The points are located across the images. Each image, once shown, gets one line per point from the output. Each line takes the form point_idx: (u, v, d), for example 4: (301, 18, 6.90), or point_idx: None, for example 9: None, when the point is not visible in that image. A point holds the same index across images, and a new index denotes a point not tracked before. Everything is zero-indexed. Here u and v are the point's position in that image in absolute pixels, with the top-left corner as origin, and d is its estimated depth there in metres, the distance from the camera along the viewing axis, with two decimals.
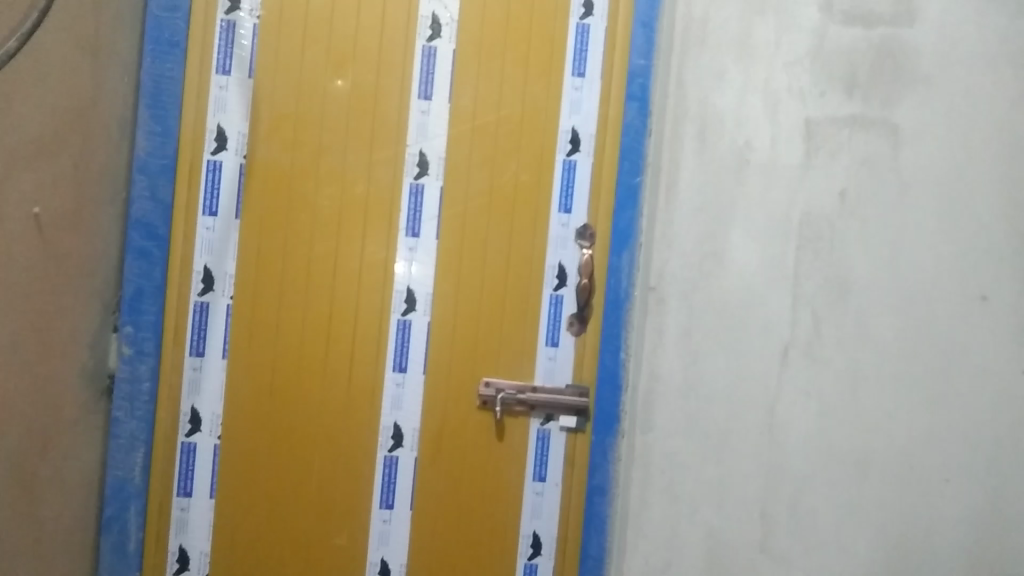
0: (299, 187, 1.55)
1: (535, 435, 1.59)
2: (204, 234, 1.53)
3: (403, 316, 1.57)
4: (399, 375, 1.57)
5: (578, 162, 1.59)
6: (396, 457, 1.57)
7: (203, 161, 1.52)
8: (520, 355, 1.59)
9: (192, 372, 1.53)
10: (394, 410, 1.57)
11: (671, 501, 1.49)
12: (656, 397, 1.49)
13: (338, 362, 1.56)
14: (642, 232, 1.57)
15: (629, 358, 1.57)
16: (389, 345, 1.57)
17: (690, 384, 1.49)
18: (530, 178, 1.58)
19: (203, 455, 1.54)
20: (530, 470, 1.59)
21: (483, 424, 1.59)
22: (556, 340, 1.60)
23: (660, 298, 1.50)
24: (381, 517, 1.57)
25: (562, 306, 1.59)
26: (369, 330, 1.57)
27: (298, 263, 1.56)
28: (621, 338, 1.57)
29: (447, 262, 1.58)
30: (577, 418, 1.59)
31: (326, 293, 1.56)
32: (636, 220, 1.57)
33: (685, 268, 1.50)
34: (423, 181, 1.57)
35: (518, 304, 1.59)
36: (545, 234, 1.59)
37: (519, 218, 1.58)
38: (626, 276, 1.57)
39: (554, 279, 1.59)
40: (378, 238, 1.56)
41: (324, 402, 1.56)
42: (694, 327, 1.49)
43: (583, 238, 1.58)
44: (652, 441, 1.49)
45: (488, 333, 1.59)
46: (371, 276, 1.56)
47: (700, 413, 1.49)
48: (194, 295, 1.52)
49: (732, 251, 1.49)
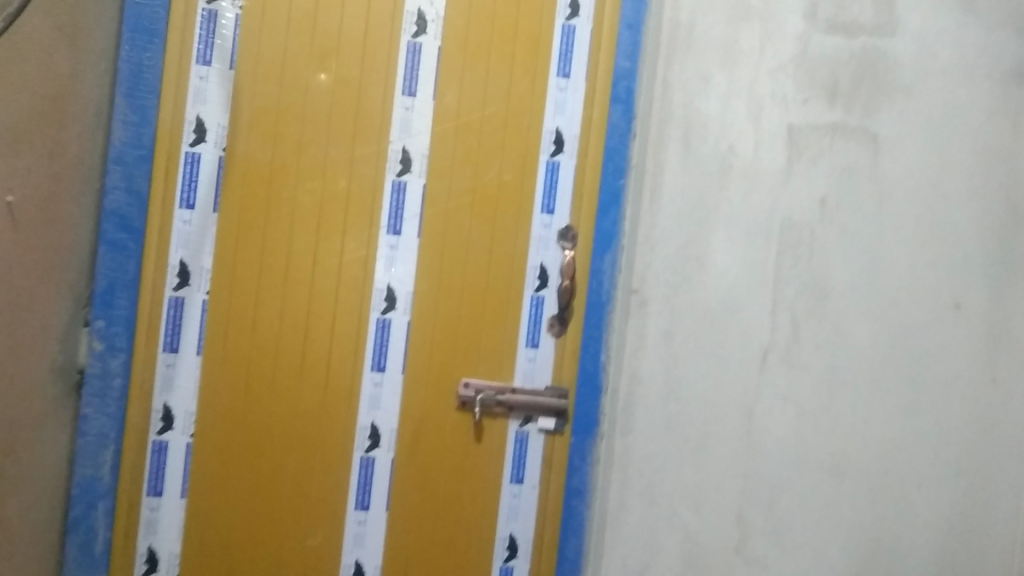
0: (280, 182, 1.53)
1: (513, 436, 1.58)
2: (181, 227, 1.49)
3: (383, 315, 1.55)
4: (377, 375, 1.55)
5: (561, 163, 1.58)
6: (372, 457, 1.55)
7: (181, 153, 1.49)
8: (500, 356, 1.58)
9: (165, 369, 1.49)
10: (372, 410, 1.55)
11: (650, 505, 1.48)
12: (636, 400, 1.49)
13: (316, 360, 1.54)
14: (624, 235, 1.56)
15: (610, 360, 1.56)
16: (368, 343, 1.55)
17: (670, 388, 1.49)
18: (513, 178, 1.57)
19: (175, 453, 1.50)
20: (508, 471, 1.58)
21: (461, 425, 1.57)
22: (536, 341, 1.58)
23: (642, 301, 1.50)
24: (356, 518, 1.55)
25: (543, 308, 1.58)
26: (349, 328, 1.55)
27: (277, 259, 1.53)
28: (602, 340, 1.57)
29: (428, 261, 1.56)
30: (556, 420, 1.57)
31: (305, 290, 1.54)
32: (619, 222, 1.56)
33: (667, 271, 1.50)
34: (406, 179, 1.55)
35: (499, 305, 1.58)
36: (527, 235, 1.58)
37: (501, 218, 1.57)
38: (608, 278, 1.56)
39: (536, 280, 1.58)
40: (359, 236, 1.54)
41: (301, 401, 1.54)
42: (675, 331, 1.49)
43: (566, 239, 1.58)
44: (631, 444, 1.49)
45: (468, 333, 1.57)
46: (351, 274, 1.54)
47: (680, 417, 1.49)
48: (169, 290, 1.49)
49: (714, 255, 1.49)
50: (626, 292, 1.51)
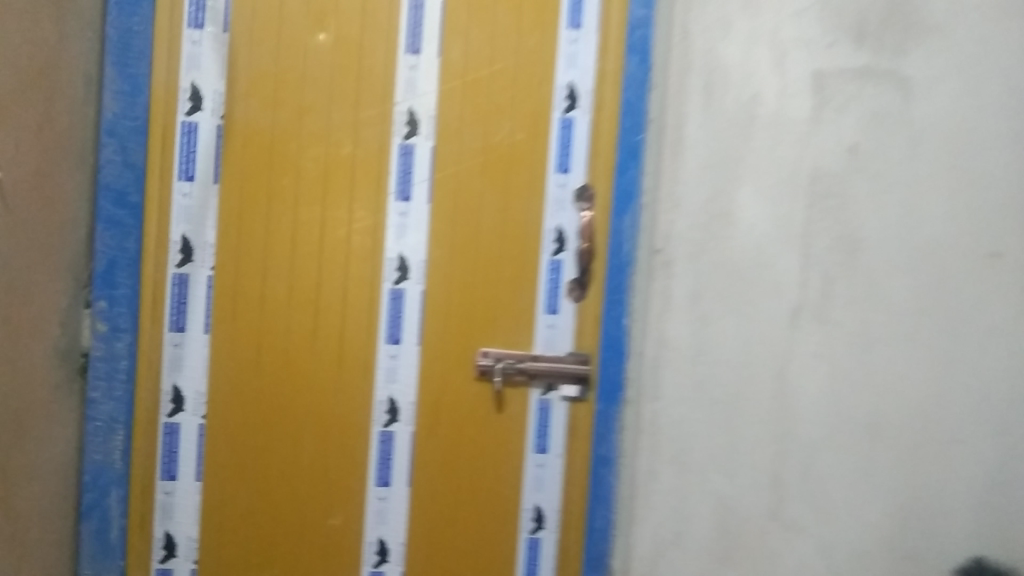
0: (282, 149, 1.45)
1: (534, 406, 1.54)
2: (181, 201, 1.42)
3: (395, 285, 1.49)
4: (393, 347, 1.50)
5: (576, 119, 1.51)
6: (392, 432, 1.50)
7: (177, 123, 1.42)
8: (518, 323, 1.53)
9: (172, 348, 1.43)
10: (388, 383, 1.50)
11: (681, 470, 1.44)
12: (664, 363, 1.45)
13: (329, 335, 1.49)
14: (645, 192, 1.49)
15: (635, 325, 1.50)
16: (382, 315, 1.49)
17: (699, 350, 1.43)
18: (526, 137, 1.50)
19: (187, 436, 1.45)
20: (531, 441, 1.54)
21: (482, 396, 1.52)
22: (555, 307, 1.53)
23: (666, 261, 1.45)
24: (378, 495, 1.51)
25: (561, 272, 1.53)
26: (361, 300, 1.49)
27: (283, 230, 1.46)
28: (625, 303, 1.50)
29: (441, 227, 1.50)
30: (579, 387, 1.52)
31: (313, 263, 1.48)
32: (638, 180, 1.49)
33: (692, 229, 1.43)
34: (413, 141, 1.48)
35: (516, 271, 1.52)
36: (542, 196, 1.51)
37: (514, 180, 1.51)
38: (630, 239, 1.49)
39: (553, 243, 1.52)
40: (368, 203, 1.48)
41: (315, 376, 1.49)
42: (703, 291, 1.43)
43: (582, 199, 1.51)
44: (660, 408, 1.45)
45: (485, 301, 1.52)
46: (360, 244, 1.48)
47: (709, 378, 1.43)
48: (173, 267, 1.43)
49: (741, 210, 1.42)
50: (650, 252, 1.47)
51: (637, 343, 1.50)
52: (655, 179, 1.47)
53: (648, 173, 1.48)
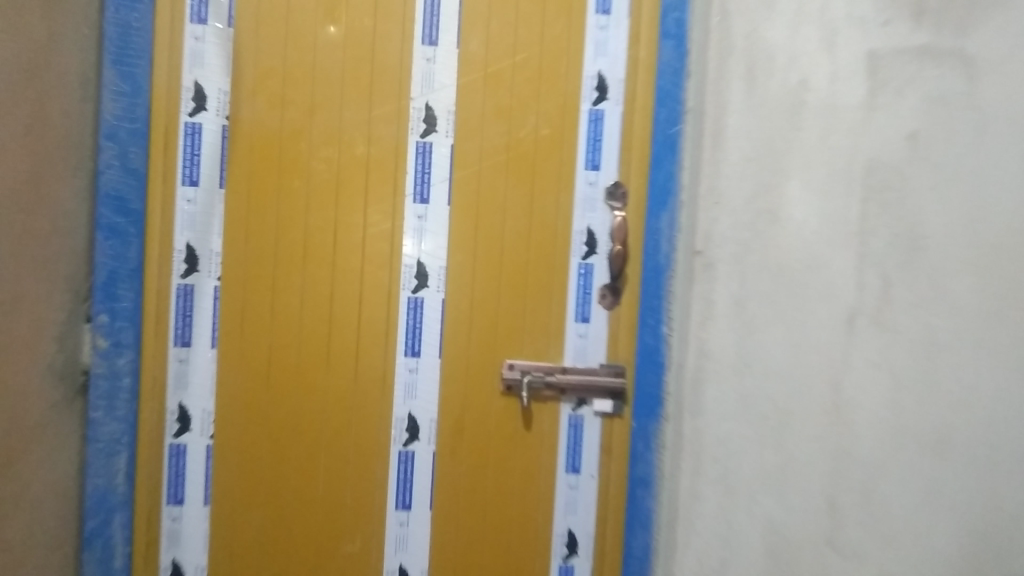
0: (291, 150, 1.36)
1: (565, 422, 1.43)
2: (185, 207, 1.34)
3: (414, 294, 1.39)
4: (412, 360, 1.39)
5: (606, 112, 1.41)
6: (412, 452, 1.40)
7: (180, 124, 1.33)
8: (547, 334, 1.42)
9: (178, 364, 1.35)
10: (408, 400, 1.40)
11: (726, 494, 1.28)
12: (706, 376, 1.33)
13: (344, 348, 1.39)
14: (682, 189, 1.40)
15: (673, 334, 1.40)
16: (400, 326, 1.39)
17: (747, 363, 1.26)
18: (552, 132, 1.40)
19: (194, 457, 1.36)
20: (562, 460, 1.43)
21: (508, 413, 1.42)
22: (586, 316, 1.42)
23: (707, 264, 1.34)
24: (398, 520, 1.40)
25: (592, 277, 1.42)
26: (378, 311, 1.39)
27: (293, 236, 1.37)
28: (663, 310, 1.41)
29: (462, 230, 1.39)
30: (613, 402, 1.42)
31: (325, 272, 1.38)
32: (675, 176, 1.40)
33: (735, 228, 1.30)
34: (431, 139, 1.38)
35: (543, 277, 1.41)
36: (570, 196, 1.41)
37: (540, 179, 1.40)
38: (666, 240, 1.40)
39: (583, 246, 1.42)
40: (383, 207, 1.38)
41: (329, 393, 1.39)
42: (748, 297, 1.27)
43: (614, 198, 1.41)
44: (701, 425, 1.33)
45: (510, 309, 1.41)
46: (376, 251, 1.38)
47: (758, 393, 1.24)
48: (177, 277, 1.34)
49: (791, 204, 1.21)
50: (689, 254, 1.38)
51: (677, 352, 1.40)
52: (694, 175, 1.38)
53: (685, 169, 1.40)
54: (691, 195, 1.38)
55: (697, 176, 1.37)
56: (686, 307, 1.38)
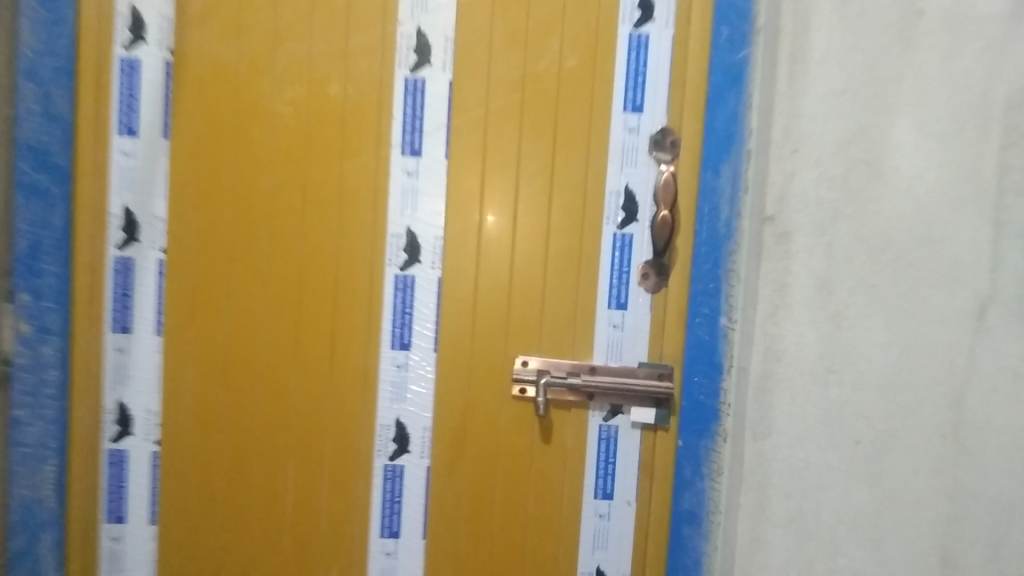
0: (249, 90, 1.10)
1: (594, 435, 1.13)
2: (121, 161, 1.09)
3: (403, 272, 1.11)
4: (400, 354, 1.12)
5: (651, 36, 1.08)
6: (400, 466, 1.13)
7: (114, 58, 1.08)
8: (573, 324, 1.12)
9: (115, 355, 1.12)
10: (396, 402, 1.13)
11: (800, 542, 0.95)
12: (775, 385, 0.97)
13: (317, 338, 1.12)
14: (748, 133, 1.05)
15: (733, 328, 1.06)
16: (385, 309, 1.11)
17: (828, 368, 0.94)
18: (580, 63, 1.09)
19: (137, 467, 1.14)
20: (589, 483, 1.13)
21: (522, 422, 1.13)
22: (623, 301, 1.11)
23: (781, 233, 0.96)
24: (384, 549, 1.14)
25: (632, 252, 1.11)
26: (359, 293, 1.11)
27: (254, 199, 1.11)
28: (722, 295, 1.07)
29: (463, 191, 1.10)
30: (656, 411, 1.11)
31: (293, 242, 1.11)
32: (740, 117, 1.05)
33: (823, 188, 0.93)
34: (424, 75, 1.09)
35: (565, 251, 1.11)
36: (603, 146, 1.10)
37: (563, 125, 1.09)
38: (726, 203, 1.06)
39: (619, 210, 1.10)
40: (363, 164, 1.10)
41: (297, 392, 1.13)
42: (835, 279, 0.93)
43: (661, 148, 1.08)
44: (768, 451, 0.98)
45: (525, 291, 1.12)
46: (355, 218, 1.11)
47: (850, 407, 0.93)
48: (113, 249, 1.10)
49: (897, 154, 0.90)
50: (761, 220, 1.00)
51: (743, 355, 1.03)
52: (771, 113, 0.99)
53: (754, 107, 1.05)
54: (764, 139, 1.00)
55: (771, 115, 0.99)
56: (752, 293, 1.01)
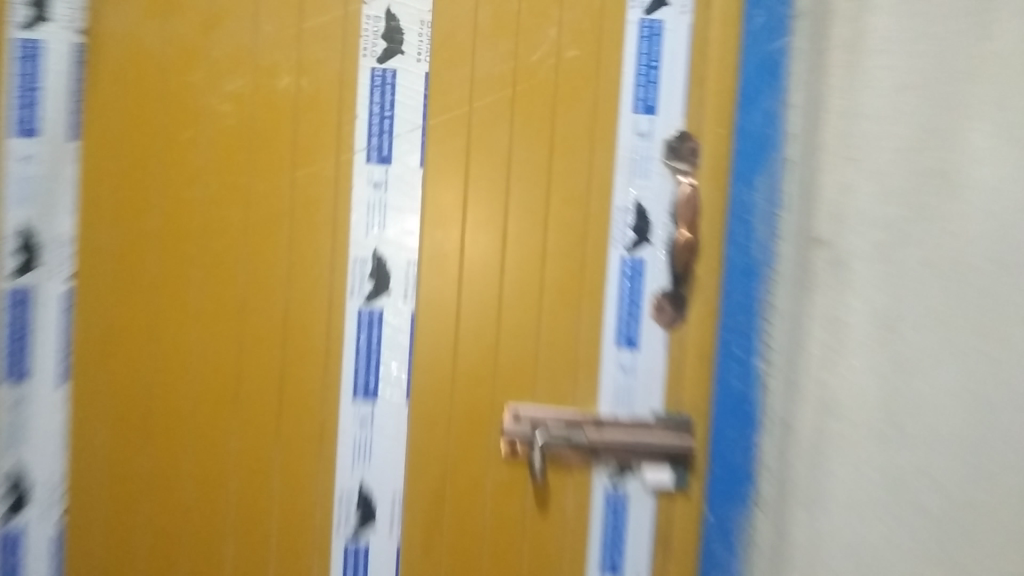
0: (181, 84, 0.90)
1: (599, 499, 0.94)
2: (19, 167, 0.87)
3: (368, 305, 0.92)
4: (365, 406, 0.92)
5: (666, 23, 0.91)
6: (365, 543, 0.94)
7: (9, 41, 0.87)
8: (573, 367, 0.93)
9: (9, 409, 0.89)
10: (360, 465, 0.93)
11: None
12: (829, 447, 0.79)
13: (262, 386, 0.92)
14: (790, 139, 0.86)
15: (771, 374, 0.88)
16: (346, 351, 0.92)
17: (891, 425, 0.71)
18: (582, 54, 0.91)
19: (35, 546, 0.93)
20: (593, 558, 0.94)
21: (512, 485, 0.94)
22: (633, 338, 0.93)
23: (837, 260, 0.78)
24: None
25: (643, 281, 0.93)
26: (314, 331, 0.92)
27: (184, 216, 0.91)
28: (758, 335, 0.88)
29: (443, 207, 0.91)
30: (673, 470, 0.93)
31: (234, 269, 0.91)
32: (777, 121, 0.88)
33: (885, 205, 0.73)
34: (394, 66, 0.90)
35: (564, 280, 0.92)
36: (610, 154, 0.92)
37: (562, 129, 0.91)
38: (762, 223, 0.87)
39: (629, 231, 0.92)
40: (319, 175, 0.91)
41: (237, 451, 0.93)
42: (899, 314, 0.71)
43: (679, 158, 0.92)
44: (822, 527, 0.79)
45: (516, 328, 0.93)
46: (309, 241, 0.91)
47: (914, 482, 0.68)
48: (6, 277, 0.88)
49: (975, 163, 0.63)
50: (809, 245, 0.82)
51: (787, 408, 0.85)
52: (825, 112, 0.81)
53: (795, 108, 0.86)
54: (814, 146, 0.82)
55: (822, 117, 0.82)
56: (801, 334, 0.83)
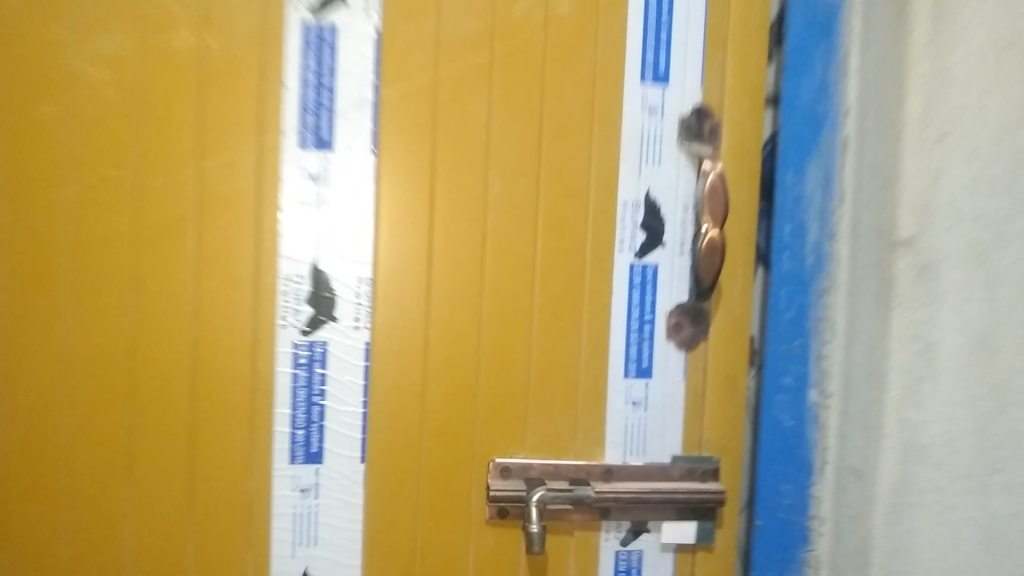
0: (36, 43, 0.66)
1: (610, 567, 0.75)
2: None
3: (307, 337, 0.69)
4: (306, 469, 0.70)
5: None
6: None
7: None
8: (573, 405, 0.74)
9: None
10: (302, 546, 0.71)
11: None
12: (913, 502, 0.61)
13: (163, 448, 0.69)
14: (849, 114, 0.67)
15: (829, 410, 0.68)
16: (279, 399, 0.69)
17: (991, 467, 0.56)
18: (577, 7, 0.71)
19: None
20: None
21: (500, 558, 0.74)
22: (646, 365, 0.74)
23: (923, 264, 0.61)
24: None
25: (657, 293, 0.74)
26: (234, 374, 0.69)
27: (47, 223, 0.67)
28: (811, 360, 0.69)
29: (404, 206, 0.70)
30: (699, 526, 0.75)
31: (119, 293, 0.67)
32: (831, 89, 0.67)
33: (984, 196, 0.57)
34: (334, 20, 0.68)
35: (560, 296, 0.73)
36: (613, 134, 0.72)
37: (553, 103, 0.71)
38: (815, 219, 0.67)
39: (639, 231, 0.73)
40: (235, 166, 0.68)
41: (130, 538, 0.69)
42: (1008, 333, 0.56)
43: (698, 139, 0.74)
44: None
45: (501, 359, 0.72)
46: (221, 253, 0.68)
47: None
48: None
49: None
50: (888, 246, 0.63)
51: (859, 452, 0.66)
52: (906, 76, 0.62)
53: (855, 74, 0.67)
54: (891, 119, 0.63)
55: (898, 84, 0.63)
56: (877, 359, 0.64)
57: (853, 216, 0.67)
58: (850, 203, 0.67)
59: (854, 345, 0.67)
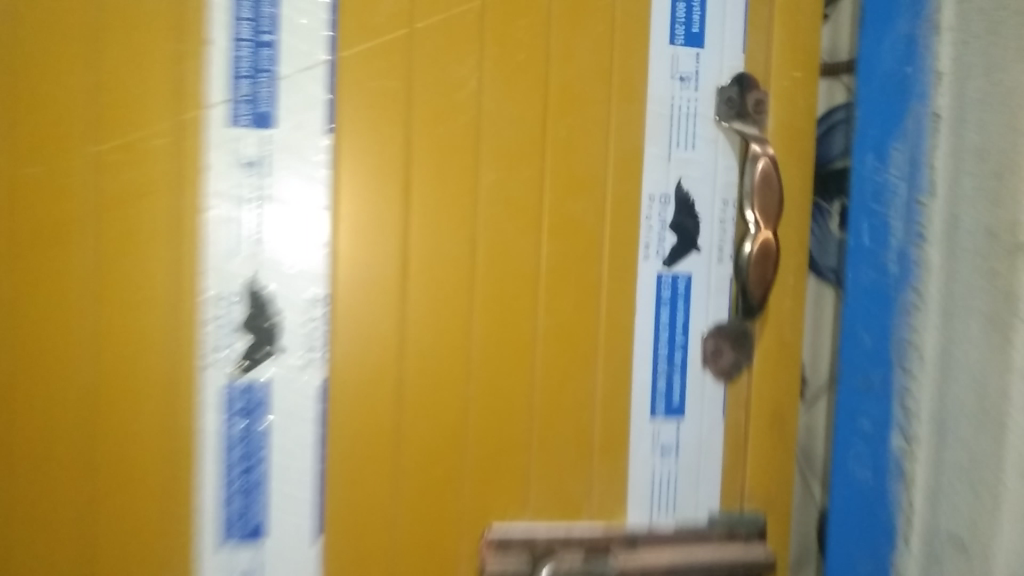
0: None
1: None
2: None
3: (243, 376, 0.53)
4: (243, 551, 0.54)
5: None
6: None
7: None
8: (587, 455, 0.58)
9: None
10: None
11: None
12: None
13: (50, 525, 0.52)
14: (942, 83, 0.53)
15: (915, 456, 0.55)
16: (207, 459, 0.53)
17: None
18: None
19: None
20: None
21: None
22: (678, 402, 0.59)
23: None
24: None
25: (691, 312, 0.59)
26: (144, 428, 0.52)
27: None
28: (895, 393, 0.56)
29: (369, 202, 0.53)
30: None
31: None
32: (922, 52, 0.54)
33: None
34: None
35: (570, 316, 0.57)
36: (636, 110, 0.57)
37: (561, 70, 0.56)
38: (899, 218, 0.55)
39: (668, 232, 0.58)
40: (143, 149, 0.51)
41: None
42: None
43: (740, 116, 0.59)
44: None
45: (496, 397, 0.56)
46: (125, 267, 0.51)
47: None
48: None
49: None
50: (1008, 252, 0.48)
51: (964, 518, 0.51)
52: None
53: (950, 30, 0.53)
54: (1010, 86, 0.48)
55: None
56: (993, 400, 0.49)
57: (950, 213, 0.53)
58: (945, 197, 0.53)
59: (953, 378, 0.52)
